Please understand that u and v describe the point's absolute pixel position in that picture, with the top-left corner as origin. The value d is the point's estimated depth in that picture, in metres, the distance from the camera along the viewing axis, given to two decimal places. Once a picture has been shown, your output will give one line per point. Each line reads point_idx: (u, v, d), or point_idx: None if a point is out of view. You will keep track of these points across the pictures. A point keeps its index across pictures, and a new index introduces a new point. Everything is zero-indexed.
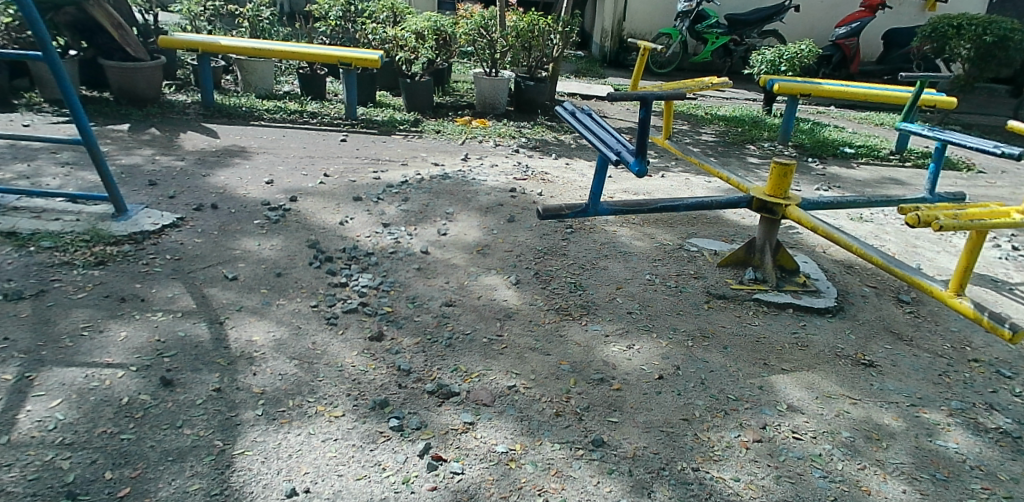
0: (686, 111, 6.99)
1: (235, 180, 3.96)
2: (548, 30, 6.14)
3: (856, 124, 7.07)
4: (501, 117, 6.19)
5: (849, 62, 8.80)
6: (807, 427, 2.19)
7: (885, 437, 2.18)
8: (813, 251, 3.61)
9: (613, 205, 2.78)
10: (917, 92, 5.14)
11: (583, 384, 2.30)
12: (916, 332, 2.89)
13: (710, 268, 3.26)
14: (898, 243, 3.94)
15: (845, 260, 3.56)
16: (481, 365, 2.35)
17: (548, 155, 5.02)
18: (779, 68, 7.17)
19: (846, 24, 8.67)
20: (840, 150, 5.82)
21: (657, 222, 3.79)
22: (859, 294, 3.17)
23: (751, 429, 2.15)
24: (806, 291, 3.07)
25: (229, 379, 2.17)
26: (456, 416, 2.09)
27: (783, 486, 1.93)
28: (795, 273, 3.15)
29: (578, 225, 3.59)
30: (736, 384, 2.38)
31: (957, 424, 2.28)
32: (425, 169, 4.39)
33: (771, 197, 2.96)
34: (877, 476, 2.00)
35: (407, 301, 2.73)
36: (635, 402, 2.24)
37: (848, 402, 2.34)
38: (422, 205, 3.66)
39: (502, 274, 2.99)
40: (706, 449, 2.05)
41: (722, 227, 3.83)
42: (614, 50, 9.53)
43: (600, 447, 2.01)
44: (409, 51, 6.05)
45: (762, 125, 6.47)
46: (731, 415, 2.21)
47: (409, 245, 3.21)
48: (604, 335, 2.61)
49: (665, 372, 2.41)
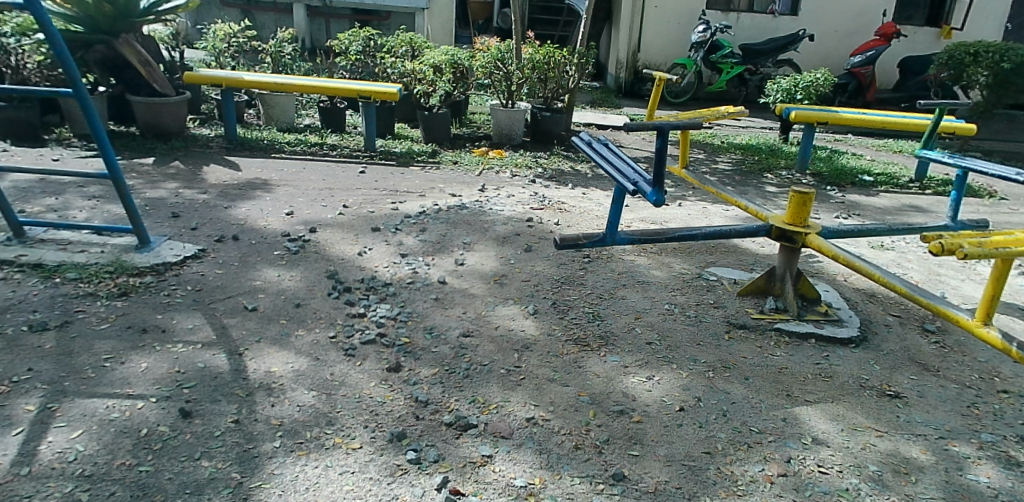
0: (702, 140, 7.00)
1: (256, 212, 4.02)
2: (564, 62, 6.22)
3: (875, 151, 7.02)
4: (518, 147, 6.24)
5: (865, 89, 8.77)
6: (833, 460, 2.14)
7: (914, 471, 2.12)
8: (833, 280, 3.58)
9: (631, 234, 2.78)
10: (937, 119, 5.10)
11: (602, 415, 2.28)
12: (942, 363, 2.83)
13: (730, 298, 3.23)
14: (921, 271, 3.88)
15: (867, 289, 3.51)
16: (499, 396, 2.34)
17: (565, 185, 5.03)
18: (795, 97, 7.20)
19: (861, 53, 8.67)
20: (858, 178, 5.77)
21: (674, 251, 3.77)
22: (882, 323, 3.13)
23: (775, 463, 2.10)
24: (829, 320, 3.03)
25: (247, 410, 2.17)
26: (474, 448, 2.07)
27: None
28: (816, 302, 3.12)
29: (595, 255, 3.59)
30: (759, 416, 2.34)
31: (988, 458, 2.21)
32: (442, 199, 4.43)
33: (791, 225, 2.94)
34: None
35: (425, 331, 2.73)
36: (656, 435, 2.20)
37: (875, 435, 2.29)
38: (439, 235, 3.68)
39: (520, 304, 2.99)
40: (729, 484, 2.01)
41: (741, 255, 3.81)
42: (629, 80, 9.61)
43: (620, 482, 1.98)
44: (426, 84, 6.08)
45: (779, 153, 6.45)
46: (754, 448, 2.16)
47: (427, 275, 3.22)
48: (623, 366, 2.59)
49: (685, 404, 2.38)
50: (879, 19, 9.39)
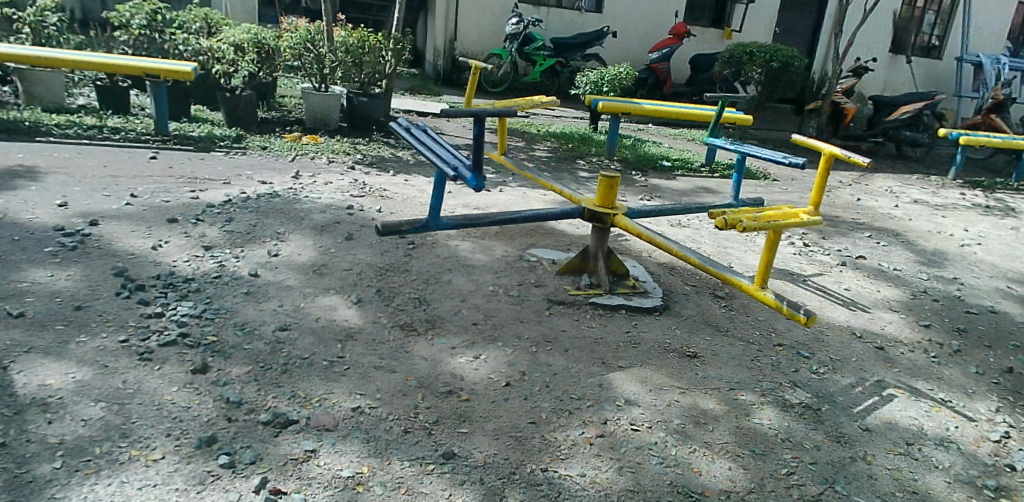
0: (520, 128, 7.21)
1: (18, 204, 3.47)
2: (379, 47, 6.07)
3: (672, 140, 7.69)
4: (333, 133, 6.00)
5: (662, 84, 9.57)
6: (643, 418, 2.33)
7: (710, 420, 2.38)
8: (640, 256, 3.86)
9: (453, 218, 2.77)
10: (720, 110, 5.66)
11: (430, 398, 2.26)
12: (731, 323, 3.19)
13: (549, 277, 3.36)
14: (712, 245, 4.32)
15: (668, 263, 3.83)
16: (321, 389, 2.23)
17: (385, 171, 4.93)
18: (601, 89, 7.67)
19: (658, 50, 9.37)
20: (659, 163, 6.30)
21: (497, 235, 3.85)
22: (682, 292, 3.44)
23: (593, 426, 2.24)
24: (636, 292, 3.28)
25: (17, 431, 1.87)
26: (296, 445, 1.96)
27: (625, 476, 2.04)
28: (625, 276, 3.35)
29: (419, 241, 3.56)
30: (578, 384, 2.47)
31: (768, 403, 2.57)
32: (251, 187, 4.15)
33: (601, 207, 3.13)
34: (705, 457, 2.19)
35: (235, 328, 2.53)
36: (483, 411, 2.23)
37: (678, 392, 2.52)
38: (248, 226, 3.44)
39: (341, 294, 2.88)
40: (553, 450, 2.10)
41: (559, 237, 3.97)
42: (447, 69, 9.64)
43: (450, 460, 1.98)
44: (227, 64, 5.70)
45: (590, 141, 6.84)
46: (574, 414, 2.29)
47: (236, 268, 2.99)
48: (450, 347, 2.59)
49: (511, 379, 2.44)
50: (671, 20, 10.28)
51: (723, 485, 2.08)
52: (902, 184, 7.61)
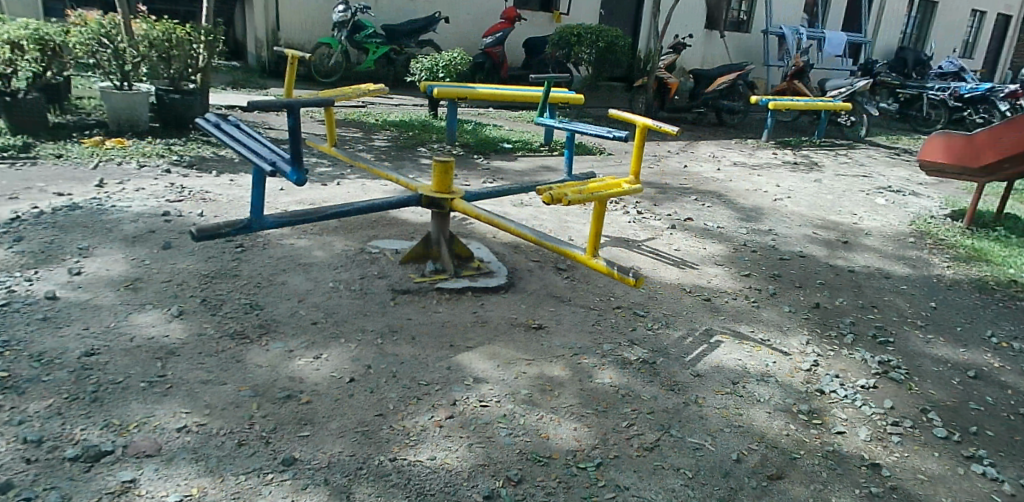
0: (357, 119, 7.02)
1: None
2: (189, 40, 5.68)
3: (512, 122, 7.84)
4: (144, 135, 5.50)
5: (499, 68, 9.65)
6: (492, 393, 2.43)
7: (556, 387, 2.55)
8: (485, 237, 3.91)
9: (279, 217, 2.61)
10: (548, 90, 5.79)
11: (267, 405, 2.15)
12: (573, 293, 3.37)
13: (393, 266, 3.30)
14: (553, 221, 4.45)
15: (511, 242, 3.91)
16: (141, 413, 2.05)
17: (208, 172, 4.61)
18: (437, 75, 7.65)
19: (492, 34, 9.44)
20: (499, 146, 6.40)
21: (335, 229, 3.72)
22: (526, 269, 3.55)
23: (442, 408, 2.28)
24: (481, 273, 3.33)
25: None
26: (112, 477, 1.79)
27: (476, 452, 2.10)
28: (470, 259, 3.38)
29: (249, 243, 3.36)
30: (426, 369, 2.49)
31: (609, 363, 2.78)
32: (45, 201, 3.71)
33: (438, 193, 3.12)
34: (552, 421, 2.34)
35: (31, 360, 2.25)
36: (327, 411, 2.16)
37: (525, 363, 2.66)
38: (43, 244, 3.07)
39: (161, 308, 2.65)
40: (402, 438, 2.09)
41: (402, 226, 3.91)
42: (272, 60, 9.14)
43: (291, 465, 1.90)
44: (3, 64, 5.02)
45: (430, 128, 6.80)
46: (423, 399, 2.30)
47: (29, 292, 2.67)
48: (287, 351, 2.47)
49: (355, 374, 2.38)
50: (501, 4, 10.45)
51: (570, 446, 2.23)
52: (723, 149, 8.28)
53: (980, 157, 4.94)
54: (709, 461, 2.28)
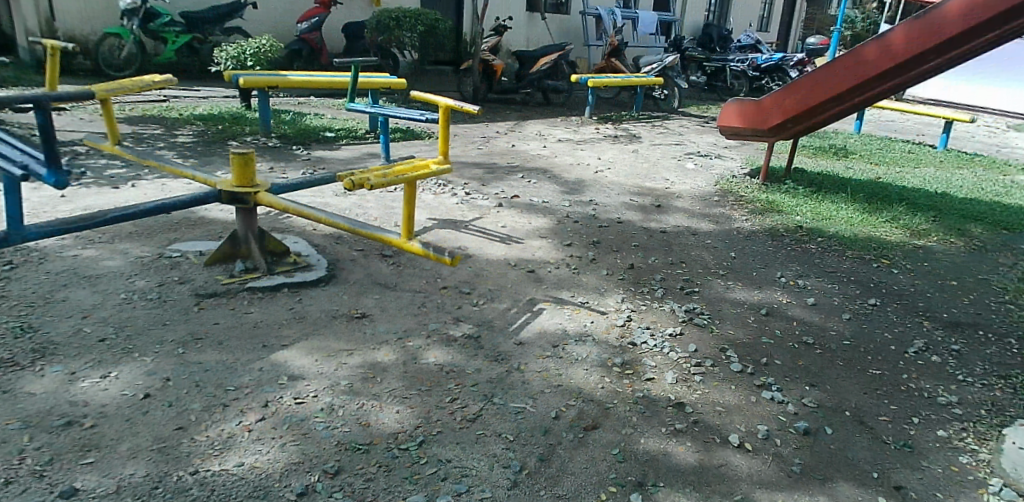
0: (159, 114, 6.45)
1: None
2: None
3: (335, 110, 7.59)
4: None
5: (318, 54, 9.15)
6: (309, 389, 2.36)
7: (378, 373, 2.52)
8: (303, 231, 3.77)
9: (43, 226, 2.35)
10: (356, 75, 5.57)
11: (42, 437, 1.95)
12: (398, 278, 3.35)
13: (197, 270, 3.09)
14: (378, 208, 4.37)
15: (333, 233, 3.80)
16: None
17: None
18: (246, 64, 7.22)
19: (307, 19, 8.95)
20: (321, 135, 6.17)
21: (130, 236, 3.41)
22: (348, 259, 3.47)
23: (252, 412, 2.18)
24: (298, 268, 3.20)
25: None
26: None
27: (289, 451, 2.04)
28: (286, 254, 3.22)
29: (20, 260, 2.99)
30: (236, 374, 2.37)
31: (433, 343, 2.80)
32: None
33: (240, 187, 2.95)
34: (373, 407, 2.32)
35: None
36: (116, 433, 2.00)
37: (346, 354, 2.61)
38: None
39: None
40: (205, 448, 1.99)
41: (209, 226, 3.66)
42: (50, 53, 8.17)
43: (70, 497, 1.76)
44: None
45: (243, 120, 6.40)
46: (230, 405, 2.20)
47: None
48: (68, 374, 2.24)
49: (151, 389, 2.22)
50: None
51: (391, 429, 2.22)
52: (549, 126, 8.58)
53: (769, 119, 5.36)
54: (529, 422, 2.37)
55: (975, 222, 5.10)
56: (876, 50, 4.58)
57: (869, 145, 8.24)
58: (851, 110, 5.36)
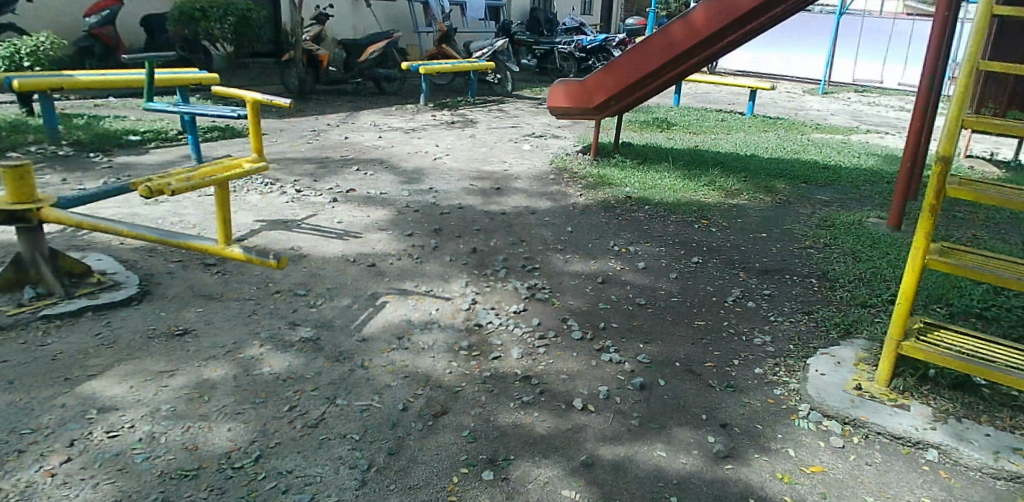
0: None
1: None
2: None
3: (141, 111, 6.92)
4: None
5: (114, 52, 8.26)
6: (124, 419, 2.14)
7: (207, 391, 2.34)
8: (109, 246, 3.40)
9: None
10: (151, 71, 5.05)
11: None
12: (225, 288, 3.12)
13: None
14: (197, 214, 4.02)
15: (144, 245, 3.46)
16: None
17: None
18: (23, 64, 6.37)
19: (95, 12, 8.01)
20: (124, 139, 5.60)
21: None
22: (165, 272, 3.19)
23: (56, 454, 1.95)
24: (104, 288, 2.89)
25: None
26: None
27: (103, 490, 1.84)
28: (87, 274, 2.90)
29: None
30: (33, 415, 2.10)
31: (268, 351, 2.64)
32: None
33: (17, 204, 2.59)
34: (202, 429, 2.14)
35: None
36: None
37: (167, 375, 2.40)
38: None
39: None
40: None
41: None
42: None
43: None
44: None
45: (25, 128, 5.63)
46: (27, 451, 1.95)
47: None
48: None
49: None
50: None
51: (223, 448, 2.07)
52: (382, 116, 8.40)
53: (593, 98, 5.43)
54: (376, 418, 2.30)
55: (781, 179, 5.68)
56: (682, 28, 4.80)
57: (687, 116, 8.85)
58: (664, 85, 5.60)
